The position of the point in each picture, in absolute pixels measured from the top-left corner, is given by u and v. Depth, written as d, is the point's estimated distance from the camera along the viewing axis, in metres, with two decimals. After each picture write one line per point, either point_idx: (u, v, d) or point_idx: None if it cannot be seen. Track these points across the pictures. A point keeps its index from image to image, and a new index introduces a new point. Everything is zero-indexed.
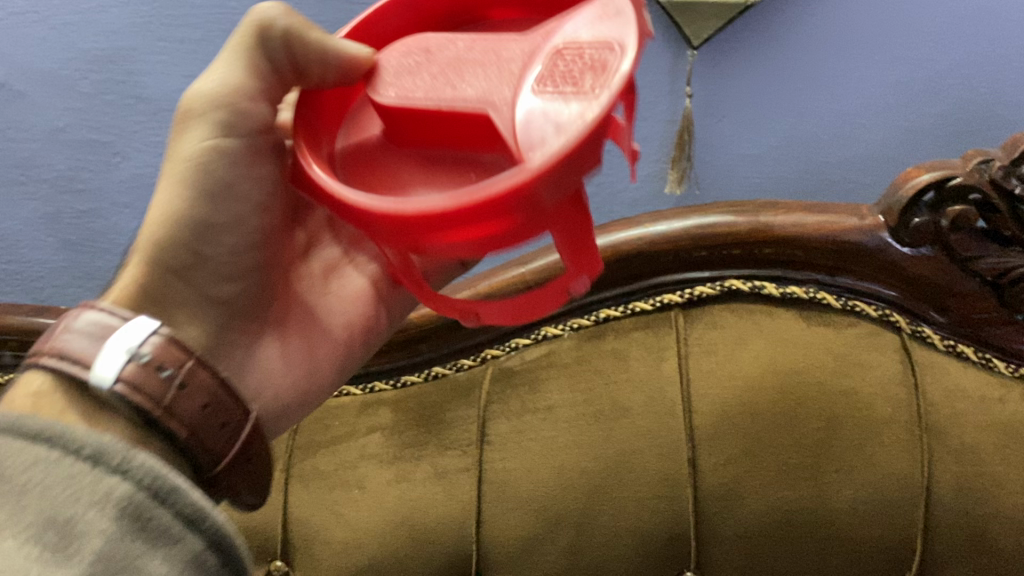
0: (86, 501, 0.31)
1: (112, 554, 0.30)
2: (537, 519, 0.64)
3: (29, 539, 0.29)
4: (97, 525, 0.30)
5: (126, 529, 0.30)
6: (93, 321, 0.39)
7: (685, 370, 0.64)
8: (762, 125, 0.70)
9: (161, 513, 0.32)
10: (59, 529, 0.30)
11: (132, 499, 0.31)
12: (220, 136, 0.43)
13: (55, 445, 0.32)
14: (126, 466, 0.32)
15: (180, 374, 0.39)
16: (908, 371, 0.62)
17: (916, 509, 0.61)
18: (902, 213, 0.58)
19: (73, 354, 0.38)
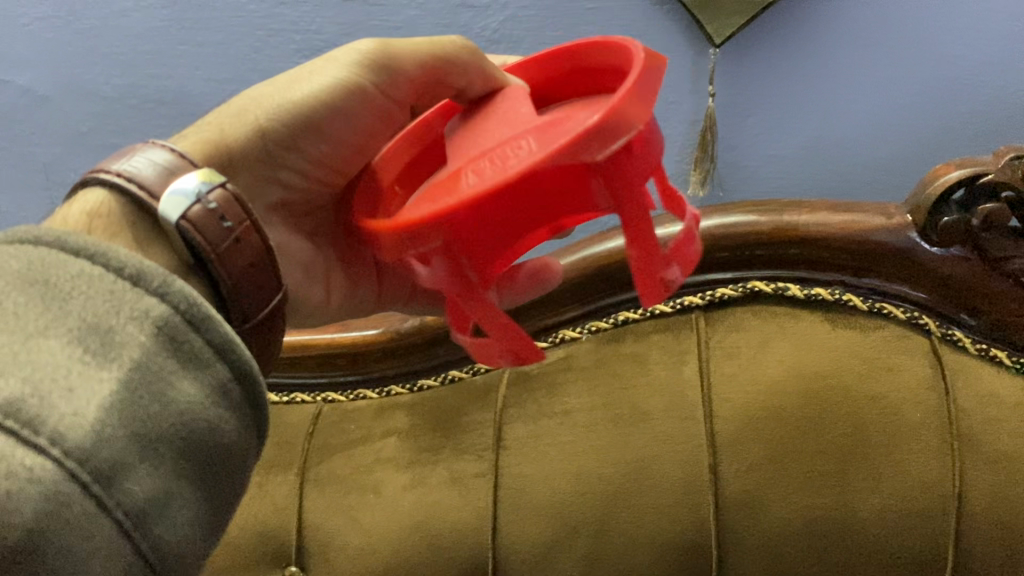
0: (125, 315, 0.31)
1: (148, 366, 0.31)
2: (554, 526, 0.63)
3: (73, 341, 0.30)
4: (135, 338, 0.31)
5: (160, 346, 0.32)
6: (166, 156, 0.40)
7: (706, 374, 0.62)
8: (784, 129, 0.68)
9: (193, 338, 0.33)
10: (101, 336, 0.31)
11: (169, 320, 0.32)
12: (358, 76, 0.48)
13: (95, 258, 0.33)
14: (165, 290, 0.33)
15: (238, 231, 0.40)
16: (938, 375, 0.59)
17: (948, 517, 0.58)
18: (932, 210, 0.57)
19: (140, 178, 0.39)
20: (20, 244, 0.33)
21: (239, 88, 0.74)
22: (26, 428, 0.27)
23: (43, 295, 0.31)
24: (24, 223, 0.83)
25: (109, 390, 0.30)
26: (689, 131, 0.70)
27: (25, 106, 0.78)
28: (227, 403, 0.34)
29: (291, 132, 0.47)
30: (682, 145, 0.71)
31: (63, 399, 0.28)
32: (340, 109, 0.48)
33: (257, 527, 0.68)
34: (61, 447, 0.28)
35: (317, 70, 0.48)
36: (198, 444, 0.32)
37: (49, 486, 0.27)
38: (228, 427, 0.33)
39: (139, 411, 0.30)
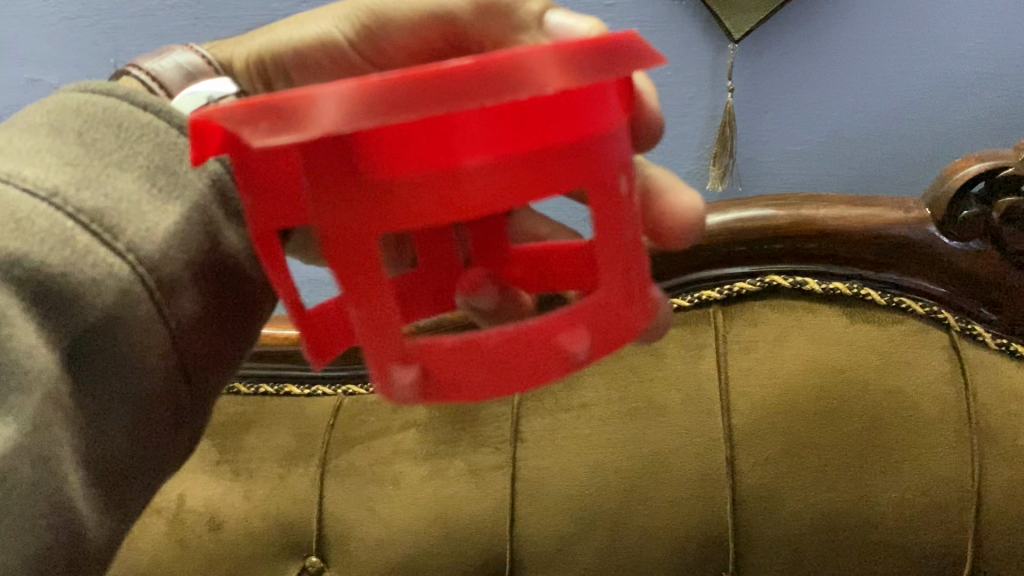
0: (188, 165, 0.34)
1: (203, 209, 0.34)
2: (571, 518, 0.63)
3: (142, 176, 0.33)
4: (194, 184, 0.34)
5: (211, 199, 0.34)
6: (193, 61, 0.41)
7: (724, 368, 0.62)
8: (801, 126, 0.69)
9: (238, 198, 0.35)
10: (167, 175, 0.33)
11: (220, 180, 0.35)
12: (338, 31, 0.42)
13: (160, 113, 0.34)
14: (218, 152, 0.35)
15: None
16: (958, 371, 0.59)
17: (966, 512, 0.58)
18: (950, 205, 0.57)
19: (162, 78, 0.40)
20: (91, 94, 0.34)
21: None
22: (107, 233, 0.31)
23: (116, 134, 0.33)
24: None
25: (172, 220, 0.33)
26: (708, 127, 0.70)
27: None
28: (258, 258, 0.37)
29: (257, 76, 0.44)
30: (701, 141, 0.71)
31: (137, 217, 0.32)
32: (311, 60, 0.44)
33: (276, 518, 0.69)
34: (136, 254, 0.31)
35: (307, 17, 0.44)
36: (233, 283, 0.36)
37: (124, 283, 0.31)
38: (256, 277, 0.37)
39: (198, 243, 0.34)
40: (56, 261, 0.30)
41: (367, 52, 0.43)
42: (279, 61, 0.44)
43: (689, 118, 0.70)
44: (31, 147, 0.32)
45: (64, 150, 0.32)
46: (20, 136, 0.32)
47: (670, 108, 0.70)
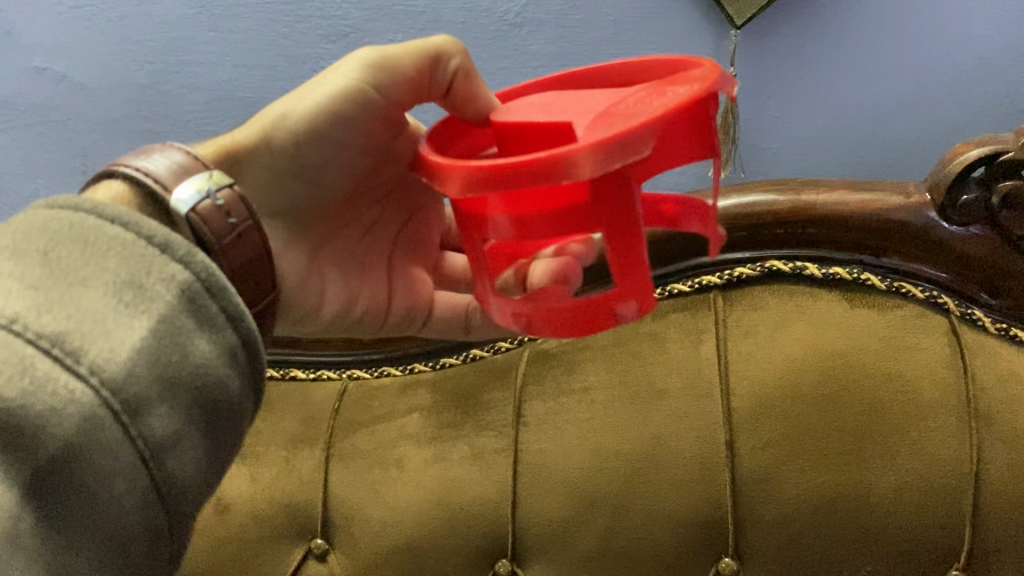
0: (155, 276, 0.35)
1: (171, 321, 0.35)
2: (572, 502, 0.64)
3: (109, 293, 0.34)
4: (162, 296, 0.35)
5: (182, 306, 0.36)
6: (182, 156, 0.44)
7: (723, 353, 0.62)
8: (805, 113, 0.69)
9: (210, 304, 0.36)
10: (134, 290, 0.35)
11: (189, 286, 0.36)
12: (355, 82, 0.49)
13: (130, 228, 0.36)
14: (188, 260, 0.36)
15: (242, 227, 0.43)
16: (957, 354, 0.59)
17: (965, 495, 0.58)
18: (949, 190, 0.57)
19: (154, 173, 0.42)
20: (62, 211, 0.36)
21: (267, 74, 0.76)
22: (69, 358, 0.32)
23: (83, 253, 0.35)
24: None
25: (138, 335, 0.34)
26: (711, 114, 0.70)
27: (60, 92, 0.80)
28: (234, 364, 0.37)
29: (294, 139, 0.50)
30: None
31: (101, 338, 0.33)
32: (337, 116, 0.49)
33: (282, 501, 0.69)
34: (99, 376, 0.32)
35: (318, 85, 0.50)
36: (211, 395, 0.36)
37: (87, 409, 0.32)
38: (234, 385, 0.37)
39: (163, 356, 0.34)
40: (15, 391, 0.30)
41: (384, 94, 0.49)
42: (311, 128, 0.49)
43: None
44: (0, 272, 0.33)
45: (30, 276, 0.34)
46: None
47: None
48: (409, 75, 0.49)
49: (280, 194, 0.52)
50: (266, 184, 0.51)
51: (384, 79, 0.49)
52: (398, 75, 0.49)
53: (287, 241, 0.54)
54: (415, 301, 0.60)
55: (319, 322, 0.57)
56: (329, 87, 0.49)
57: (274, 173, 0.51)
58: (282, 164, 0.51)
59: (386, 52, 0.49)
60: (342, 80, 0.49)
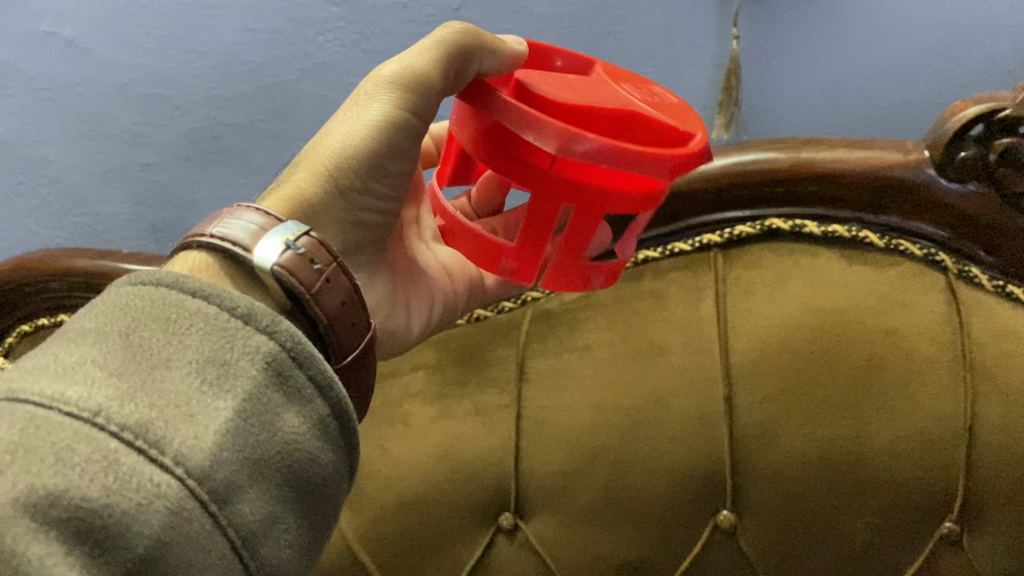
0: (240, 350, 0.33)
1: (258, 398, 0.33)
2: (574, 455, 0.65)
3: (192, 372, 0.32)
4: (247, 371, 0.33)
5: (270, 380, 0.34)
6: (257, 217, 0.41)
7: (723, 310, 0.63)
8: (807, 75, 0.69)
9: (298, 374, 0.35)
10: (217, 368, 0.32)
11: (277, 358, 0.34)
12: (396, 104, 0.46)
13: (210, 300, 0.34)
14: (275, 329, 0.35)
15: (327, 271, 0.40)
16: (952, 311, 0.60)
17: (958, 447, 0.59)
18: (948, 146, 0.57)
19: (233, 237, 0.40)
20: (141, 286, 0.34)
21: (273, 37, 0.75)
22: (152, 448, 0.29)
23: (163, 329, 0.33)
24: (63, 172, 0.83)
25: (224, 417, 0.31)
26: (713, 76, 0.71)
27: (68, 58, 0.77)
28: (326, 437, 0.36)
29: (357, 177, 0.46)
30: (705, 90, 0.72)
31: (184, 425, 0.30)
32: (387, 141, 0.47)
33: None
34: (184, 468, 0.29)
35: (358, 112, 0.46)
36: (301, 473, 0.34)
37: (173, 502, 0.29)
38: (327, 459, 0.36)
39: (250, 439, 0.32)
40: (97, 492, 0.27)
41: (423, 108, 0.47)
42: (370, 159, 0.46)
43: (695, 68, 0.71)
44: (76, 359, 0.31)
45: (108, 361, 0.31)
46: (66, 346, 0.31)
47: (677, 56, 0.71)
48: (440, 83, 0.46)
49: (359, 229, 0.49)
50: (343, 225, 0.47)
51: (418, 92, 0.46)
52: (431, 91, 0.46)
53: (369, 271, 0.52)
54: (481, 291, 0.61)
55: (410, 337, 0.56)
56: (372, 115, 0.46)
57: (352, 210, 0.47)
58: (354, 199, 0.47)
59: (413, 65, 0.45)
60: (383, 103, 0.46)
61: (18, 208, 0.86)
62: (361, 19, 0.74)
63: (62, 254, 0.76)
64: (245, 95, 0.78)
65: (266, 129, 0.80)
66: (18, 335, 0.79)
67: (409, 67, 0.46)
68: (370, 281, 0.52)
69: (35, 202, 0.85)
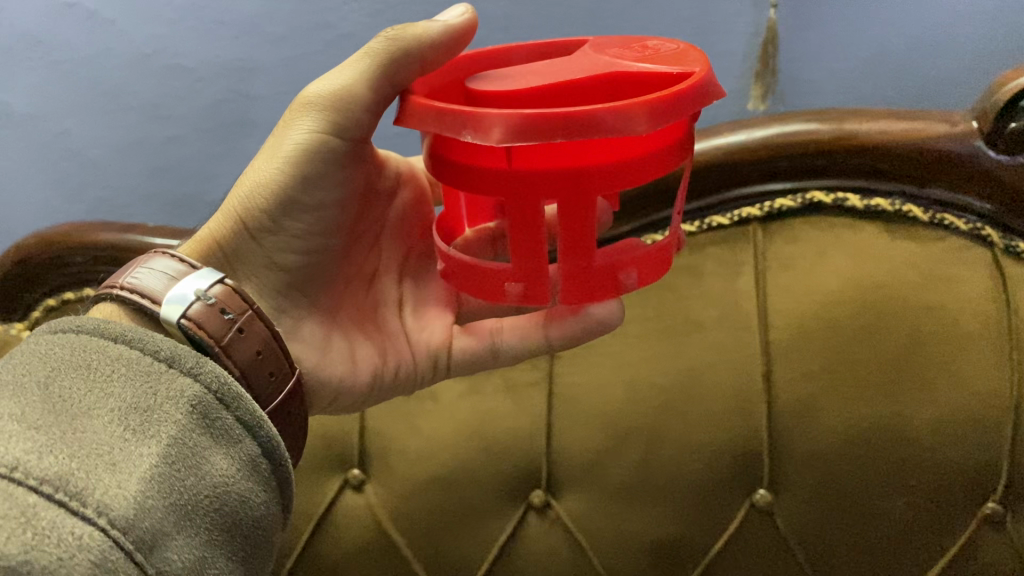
0: (163, 395, 0.35)
1: (184, 441, 0.35)
2: (607, 432, 0.64)
3: (116, 421, 0.33)
4: (172, 416, 0.35)
5: (197, 422, 0.36)
6: (173, 267, 0.43)
7: (762, 284, 0.62)
8: (847, 41, 0.67)
9: (225, 415, 0.37)
10: (141, 414, 0.34)
11: (202, 399, 0.36)
12: (313, 134, 0.45)
13: (134, 346, 0.37)
14: (198, 370, 0.37)
15: (240, 321, 0.42)
16: (1000, 287, 0.59)
17: (1002, 427, 0.58)
18: (997, 118, 0.55)
19: (145, 288, 0.41)
20: (68, 335, 0.37)
21: (297, 7, 0.74)
22: (74, 500, 0.30)
23: (87, 378, 0.34)
24: (86, 146, 0.82)
25: (149, 464, 0.33)
26: (748, 45, 0.69)
27: (89, 30, 0.76)
28: (257, 476, 0.37)
29: (269, 215, 0.47)
30: (741, 58, 0.69)
31: (108, 473, 0.31)
32: (306, 175, 0.46)
33: (320, 432, 0.68)
34: (107, 517, 0.30)
35: (279, 145, 0.47)
36: (232, 514, 0.36)
37: (96, 554, 0.29)
38: (258, 498, 0.37)
39: (177, 484, 0.33)
40: (18, 545, 0.28)
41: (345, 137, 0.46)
42: (283, 196, 0.47)
43: (729, 36, 0.68)
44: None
45: (29, 414, 0.32)
46: None
47: (712, 23, 0.68)
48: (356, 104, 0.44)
49: (278, 270, 0.49)
50: (262, 263, 0.48)
51: (331, 118, 0.45)
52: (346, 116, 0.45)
53: (295, 319, 0.50)
54: (437, 352, 0.55)
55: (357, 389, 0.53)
56: (287, 147, 0.46)
57: (267, 252, 0.48)
58: (267, 241, 0.48)
59: (325, 89, 0.45)
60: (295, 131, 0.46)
61: (40, 182, 0.85)
62: None
63: (84, 227, 0.76)
64: (264, 65, 0.76)
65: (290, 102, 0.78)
66: (44, 309, 0.78)
67: (324, 96, 0.45)
68: (294, 330, 0.50)
69: (57, 176, 0.84)
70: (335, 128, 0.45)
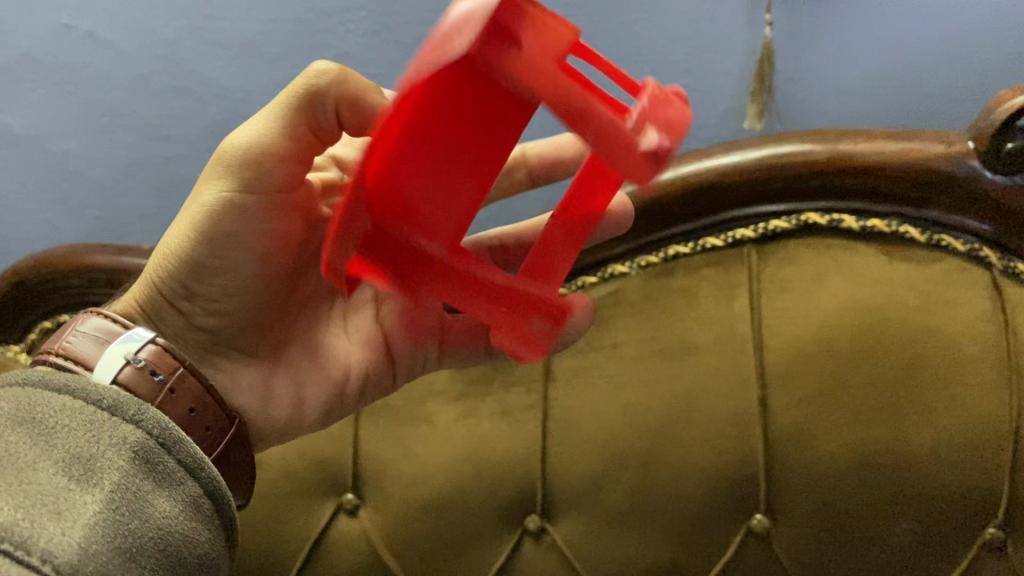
0: (105, 443, 0.35)
1: (127, 486, 0.35)
2: (603, 457, 0.63)
3: (59, 472, 0.33)
4: (114, 463, 0.35)
5: (139, 468, 0.36)
6: (106, 327, 0.43)
7: (758, 308, 0.61)
8: (847, 58, 0.66)
9: (167, 459, 0.37)
10: (83, 464, 0.34)
11: (144, 444, 0.37)
12: (225, 190, 0.42)
13: (78, 396, 0.37)
14: (140, 418, 0.37)
15: (171, 381, 0.42)
16: (998, 309, 0.58)
17: (1003, 451, 0.58)
18: (993, 138, 0.54)
19: (77, 352, 0.42)
20: (15, 389, 0.37)
21: (294, 28, 0.73)
22: (18, 548, 0.29)
23: (31, 433, 0.34)
24: (83, 165, 0.81)
25: (92, 510, 0.33)
26: (745, 63, 0.67)
27: (87, 51, 0.76)
28: (200, 516, 0.38)
29: (181, 283, 0.45)
30: (737, 78, 0.68)
31: (51, 521, 0.31)
32: (220, 237, 0.43)
33: (313, 455, 0.67)
34: (54, 562, 0.30)
35: (195, 196, 0.44)
36: (176, 554, 0.35)
37: None
38: (201, 537, 0.37)
39: (122, 527, 0.33)
40: None
41: (261, 193, 0.42)
42: (191, 265, 0.44)
43: (725, 55, 0.67)
44: None
45: None
46: None
47: (711, 42, 0.68)
48: (278, 149, 0.41)
49: (198, 331, 0.47)
50: (181, 329, 0.47)
51: (240, 176, 0.41)
52: (263, 166, 0.41)
53: (232, 367, 0.49)
54: (425, 353, 0.55)
55: (306, 420, 0.52)
56: (201, 204, 0.43)
57: (187, 313, 0.46)
58: (187, 305, 0.46)
59: (243, 133, 0.41)
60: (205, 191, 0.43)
61: (40, 203, 0.84)
62: (383, 7, 0.72)
63: (84, 248, 0.76)
64: (261, 87, 0.76)
65: None
66: (40, 332, 0.78)
67: (246, 141, 0.40)
68: (230, 381, 0.49)
69: (58, 196, 0.83)
70: (243, 187, 0.42)
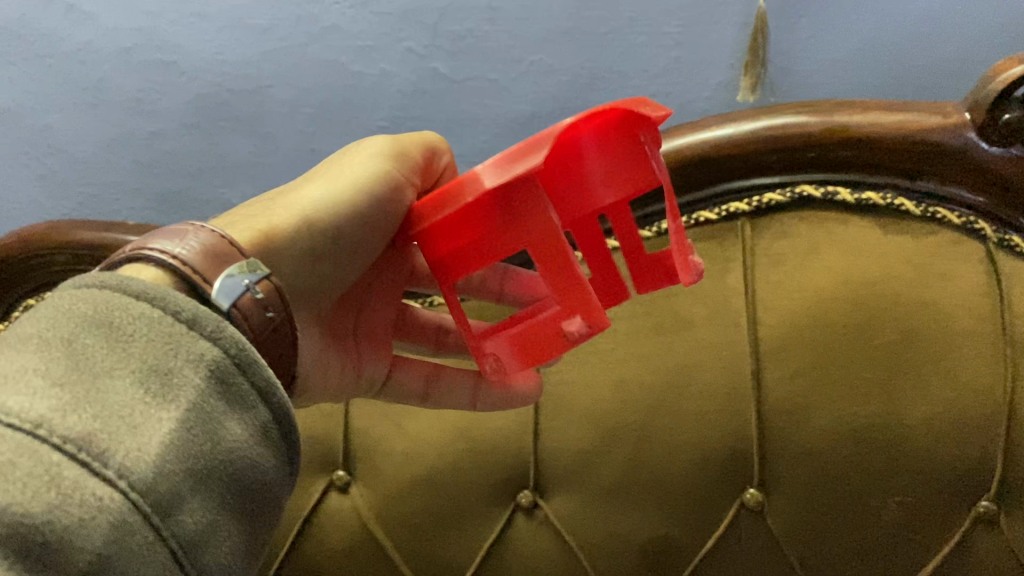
0: (184, 355, 0.32)
1: (203, 406, 0.32)
2: (595, 432, 0.63)
3: (135, 381, 0.30)
4: (190, 379, 0.32)
5: (214, 388, 0.32)
6: (213, 241, 0.39)
7: (751, 281, 0.61)
8: (842, 29, 0.65)
9: (242, 380, 0.33)
10: (160, 377, 0.31)
11: (221, 363, 0.33)
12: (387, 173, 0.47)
13: (157, 302, 0.33)
14: (218, 335, 0.33)
15: (276, 321, 0.39)
16: (992, 281, 0.58)
17: (999, 425, 0.57)
18: (992, 107, 0.54)
19: (191, 260, 0.37)
20: (100, 287, 0.33)
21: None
22: (94, 461, 0.28)
23: (107, 338, 0.31)
24: (67, 141, 0.80)
25: (167, 428, 0.30)
26: (740, 34, 0.66)
27: (69, 24, 0.73)
28: (270, 443, 0.34)
29: (322, 220, 0.45)
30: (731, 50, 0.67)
31: (128, 435, 0.29)
32: (361, 211, 0.46)
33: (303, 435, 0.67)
34: (127, 480, 0.28)
35: (348, 169, 0.47)
36: (245, 479, 0.33)
37: (115, 516, 0.28)
38: (267, 464, 0.34)
39: (196, 447, 0.31)
40: (39, 509, 0.26)
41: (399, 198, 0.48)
42: (332, 217, 0.46)
43: (720, 26, 0.66)
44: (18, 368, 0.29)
45: (52, 369, 0.29)
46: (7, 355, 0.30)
47: (705, 13, 0.66)
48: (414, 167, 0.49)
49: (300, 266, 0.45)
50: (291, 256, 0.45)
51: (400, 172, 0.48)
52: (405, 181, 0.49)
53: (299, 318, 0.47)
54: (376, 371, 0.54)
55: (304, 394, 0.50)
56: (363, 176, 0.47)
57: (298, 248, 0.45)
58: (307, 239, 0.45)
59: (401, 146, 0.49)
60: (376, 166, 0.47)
61: (25, 180, 0.83)
62: None
63: (67, 225, 0.74)
64: (241, 61, 0.73)
65: (273, 96, 0.75)
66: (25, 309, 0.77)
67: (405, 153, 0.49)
68: None
69: (42, 172, 0.82)
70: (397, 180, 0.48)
